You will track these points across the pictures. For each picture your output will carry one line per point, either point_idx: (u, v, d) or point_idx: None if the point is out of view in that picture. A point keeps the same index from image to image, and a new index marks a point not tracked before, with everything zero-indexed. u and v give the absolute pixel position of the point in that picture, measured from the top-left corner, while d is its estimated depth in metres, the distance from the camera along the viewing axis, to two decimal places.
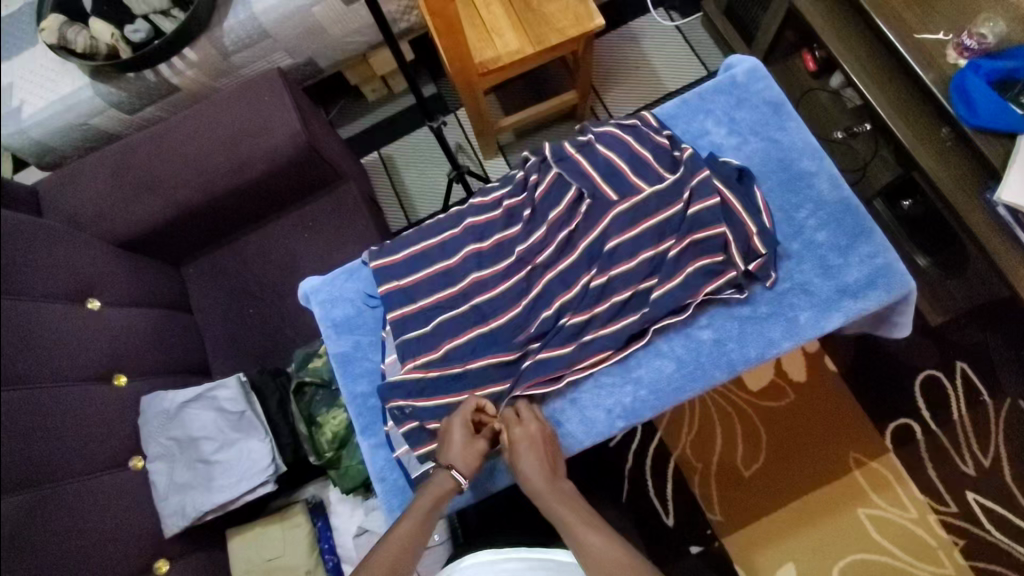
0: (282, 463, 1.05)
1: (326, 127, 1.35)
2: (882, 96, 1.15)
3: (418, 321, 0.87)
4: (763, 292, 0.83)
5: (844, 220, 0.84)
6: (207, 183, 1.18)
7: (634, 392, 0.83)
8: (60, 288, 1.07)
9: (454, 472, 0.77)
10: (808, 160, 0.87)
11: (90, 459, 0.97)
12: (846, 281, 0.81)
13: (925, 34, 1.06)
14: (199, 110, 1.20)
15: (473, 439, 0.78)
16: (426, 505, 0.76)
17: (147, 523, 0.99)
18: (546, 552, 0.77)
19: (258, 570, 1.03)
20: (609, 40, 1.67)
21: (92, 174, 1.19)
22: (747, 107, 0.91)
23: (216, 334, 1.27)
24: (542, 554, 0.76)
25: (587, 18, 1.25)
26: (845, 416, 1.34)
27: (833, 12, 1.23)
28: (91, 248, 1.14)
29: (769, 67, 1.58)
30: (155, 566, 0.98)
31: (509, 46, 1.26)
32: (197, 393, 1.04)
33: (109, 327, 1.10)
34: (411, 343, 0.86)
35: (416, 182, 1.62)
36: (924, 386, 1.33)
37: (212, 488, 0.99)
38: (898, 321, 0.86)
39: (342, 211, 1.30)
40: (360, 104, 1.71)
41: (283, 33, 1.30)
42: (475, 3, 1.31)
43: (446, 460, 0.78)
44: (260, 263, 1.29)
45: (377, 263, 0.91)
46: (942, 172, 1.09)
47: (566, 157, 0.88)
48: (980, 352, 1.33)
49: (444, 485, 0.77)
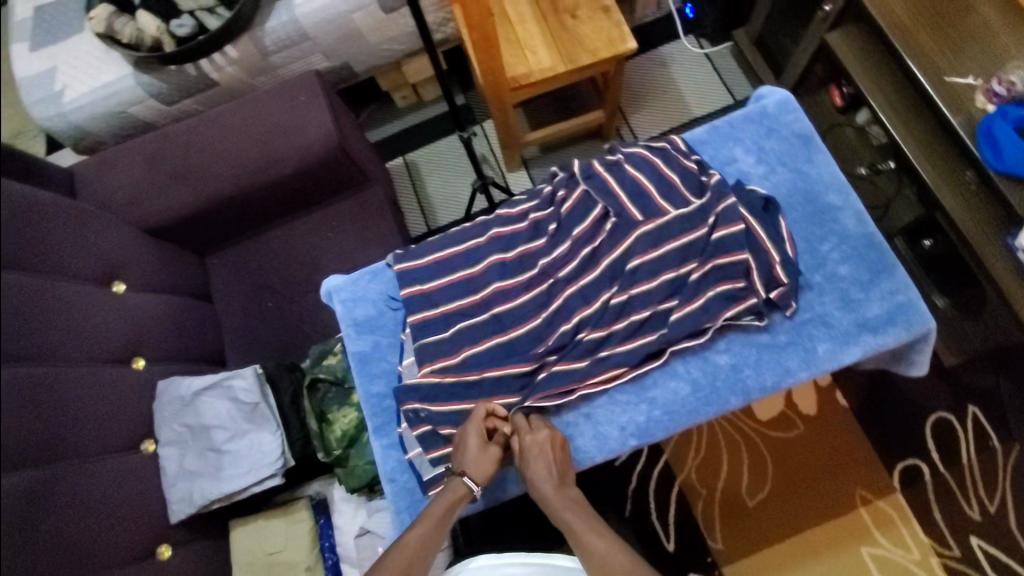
0: (291, 457, 1.06)
1: (357, 130, 1.37)
2: (909, 136, 1.16)
3: (438, 326, 0.88)
4: (782, 321, 0.83)
5: (867, 255, 0.84)
6: (238, 176, 1.21)
7: (648, 412, 0.83)
8: (87, 269, 1.09)
9: (467, 477, 0.77)
10: (834, 194, 0.88)
11: (104, 439, 0.98)
12: (866, 315, 0.81)
13: (955, 76, 1.07)
14: (235, 105, 1.23)
15: (486, 445, 0.79)
16: (441, 510, 0.76)
17: (153, 507, 1.00)
18: (546, 557, 0.78)
19: (259, 563, 1.04)
20: (638, 62, 1.69)
21: (127, 161, 1.22)
22: (776, 137, 0.92)
23: (235, 325, 1.29)
24: (542, 559, 0.77)
25: (620, 41, 1.27)
26: (853, 452, 1.33)
27: (864, 51, 1.24)
28: (121, 232, 1.17)
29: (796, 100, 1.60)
30: (158, 550, 0.99)
31: (541, 63, 1.28)
32: (212, 381, 1.06)
33: (132, 310, 1.12)
34: (429, 347, 0.87)
35: (439, 189, 1.65)
36: (935, 427, 1.32)
37: (221, 477, 1.00)
38: (916, 359, 0.86)
39: (366, 213, 1.32)
40: (390, 109, 1.74)
41: (321, 36, 1.33)
42: (510, 19, 1.34)
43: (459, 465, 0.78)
44: (283, 258, 1.31)
45: (401, 266, 0.93)
46: (964, 214, 1.09)
47: (594, 174, 0.90)
48: (994, 397, 1.31)
49: (459, 492, 0.77)
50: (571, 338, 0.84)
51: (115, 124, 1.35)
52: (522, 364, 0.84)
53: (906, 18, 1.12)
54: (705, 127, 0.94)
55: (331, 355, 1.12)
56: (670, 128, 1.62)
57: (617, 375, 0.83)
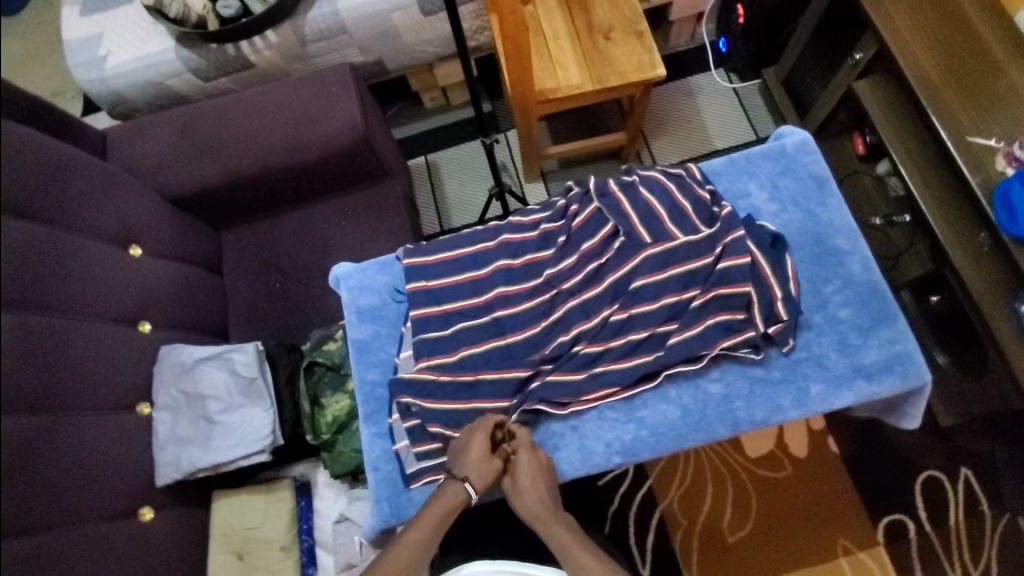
0: (280, 436, 1.07)
1: (383, 125, 1.40)
2: (925, 190, 1.17)
3: (438, 323, 0.90)
4: (778, 357, 0.84)
5: (870, 302, 0.84)
6: (262, 156, 1.23)
7: (635, 431, 0.84)
8: (107, 230, 1.12)
9: (468, 484, 0.77)
10: (842, 238, 0.89)
11: (101, 396, 1.00)
12: (862, 361, 0.82)
13: (978, 137, 1.08)
14: (269, 88, 1.26)
15: (491, 456, 0.79)
16: (436, 515, 0.76)
17: (140, 469, 1.02)
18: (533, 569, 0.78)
19: (237, 537, 1.05)
20: (666, 90, 1.72)
21: (158, 129, 1.25)
22: (792, 176, 0.93)
23: (241, 301, 1.32)
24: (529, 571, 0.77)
25: (650, 66, 1.29)
26: (838, 499, 1.32)
27: (890, 102, 1.25)
28: (144, 198, 1.20)
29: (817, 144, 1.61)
30: (139, 512, 1.00)
31: (570, 80, 1.31)
32: (214, 352, 1.08)
33: (145, 274, 1.15)
34: (427, 343, 0.89)
35: (456, 191, 1.67)
36: (924, 484, 1.31)
37: (209, 447, 1.02)
38: (908, 412, 0.85)
39: (382, 206, 1.35)
40: (417, 109, 1.77)
41: (360, 31, 1.37)
42: (545, 34, 1.37)
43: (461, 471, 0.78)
44: (296, 241, 1.33)
45: (409, 261, 0.94)
46: (973, 274, 1.09)
47: (608, 194, 0.91)
48: (987, 461, 1.31)
49: (456, 497, 0.77)
50: (568, 350, 0.85)
51: (151, 94, 1.39)
52: (517, 370, 0.85)
53: (935, 73, 1.13)
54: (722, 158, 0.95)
55: (331, 341, 1.14)
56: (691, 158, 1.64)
57: (609, 392, 0.84)
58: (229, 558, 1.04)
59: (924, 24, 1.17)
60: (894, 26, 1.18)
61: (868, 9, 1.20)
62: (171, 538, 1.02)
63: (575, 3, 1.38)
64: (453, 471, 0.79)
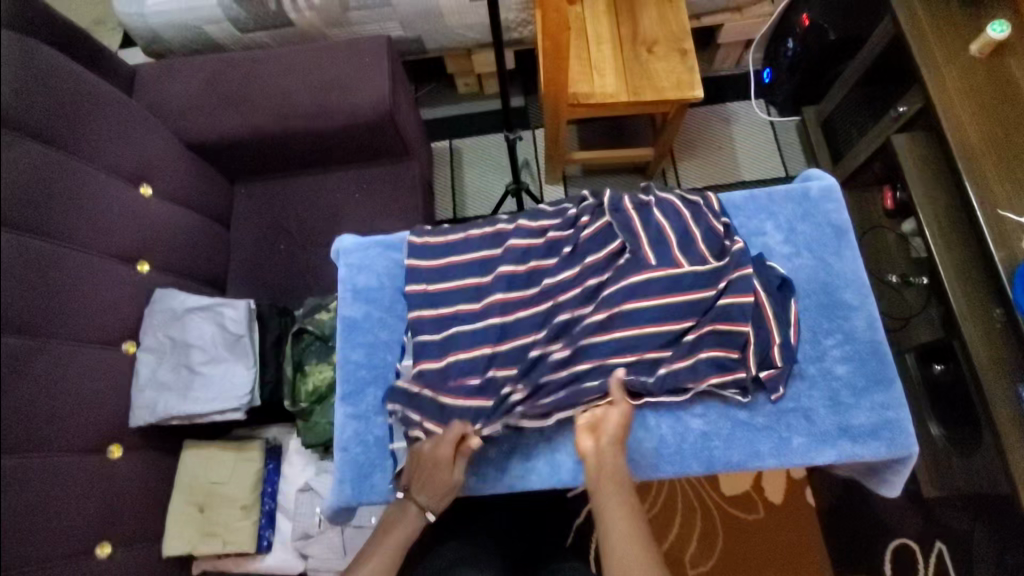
0: (258, 398, 1.07)
1: (412, 103, 1.39)
2: (947, 257, 1.14)
3: (433, 326, 0.88)
4: (765, 403, 0.82)
5: (868, 362, 0.82)
6: (286, 116, 1.23)
7: None
8: (121, 165, 1.12)
9: (428, 513, 0.79)
10: (852, 293, 0.86)
11: (89, 328, 1.01)
12: (850, 421, 0.80)
13: (1009, 212, 1.05)
14: (304, 49, 1.25)
15: (450, 483, 0.78)
16: (399, 540, 0.78)
17: (116, 406, 1.02)
18: None
19: (200, 488, 1.06)
20: (701, 112, 1.69)
21: (189, 74, 1.25)
22: (811, 222, 0.91)
23: (244, 256, 1.32)
24: None
25: (688, 86, 1.27)
26: (806, 552, 1.30)
27: (928, 161, 1.22)
28: (164, 140, 1.20)
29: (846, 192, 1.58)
30: (109, 448, 1.00)
31: (606, 88, 1.28)
32: (206, 304, 1.08)
33: (153, 215, 1.15)
34: (421, 345, 0.87)
35: (475, 181, 1.66)
36: (895, 552, 1.29)
37: (187, 396, 1.02)
38: (888, 480, 0.83)
39: (398, 185, 1.34)
40: (450, 93, 1.76)
41: (403, 6, 1.35)
42: (588, 38, 1.34)
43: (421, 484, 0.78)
44: (307, 206, 1.33)
45: (411, 260, 0.93)
46: (981, 350, 1.06)
47: (622, 210, 0.90)
48: (964, 539, 1.28)
49: (417, 522, 0.79)
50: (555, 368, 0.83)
51: (188, 37, 1.39)
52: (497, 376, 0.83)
53: (976, 140, 1.10)
54: (742, 193, 0.93)
55: (323, 311, 1.12)
56: (715, 186, 1.61)
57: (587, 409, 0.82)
58: (190, 509, 1.05)
59: (975, 87, 1.14)
60: (943, 85, 1.14)
61: (919, 63, 1.17)
62: (136, 480, 1.02)
63: (623, 11, 1.36)
64: (411, 496, 0.79)
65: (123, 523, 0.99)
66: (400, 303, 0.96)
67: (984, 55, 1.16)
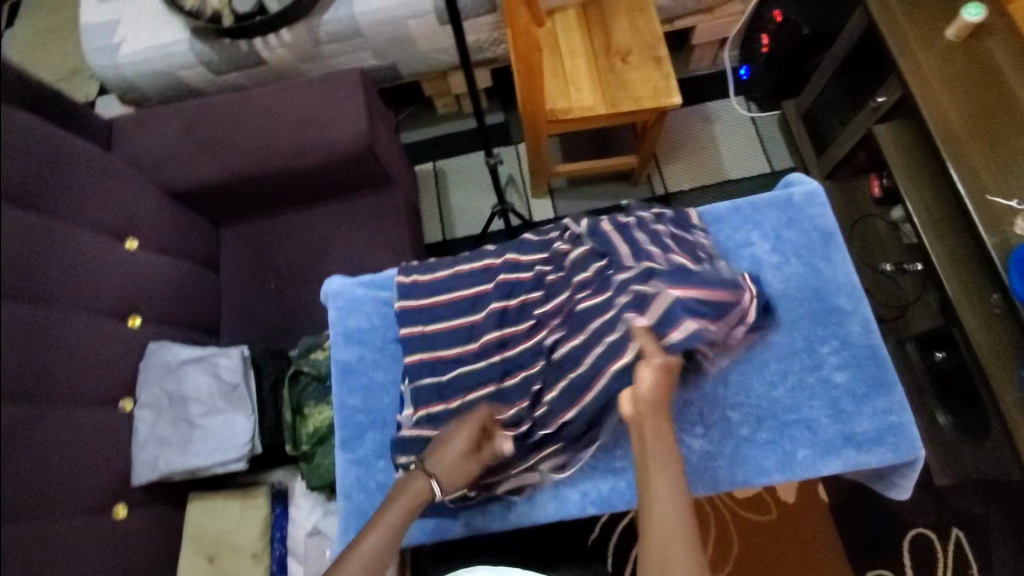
0: (259, 445, 1.07)
1: (392, 131, 1.39)
2: (939, 244, 1.13)
3: (436, 369, 0.88)
4: (765, 418, 0.81)
5: (867, 367, 0.82)
6: (265, 157, 1.22)
7: (612, 482, 0.84)
8: (104, 221, 1.11)
9: (434, 480, 0.75)
10: (845, 297, 0.85)
11: (85, 390, 1.00)
12: (853, 430, 0.79)
13: (998, 196, 1.04)
14: (279, 88, 1.25)
15: (467, 457, 0.76)
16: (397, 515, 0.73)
17: (118, 466, 1.02)
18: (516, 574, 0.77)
19: (208, 541, 1.05)
20: (682, 114, 1.68)
21: (165, 122, 1.25)
22: (797, 228, 0.90)
23: (235, 299, 1.32)
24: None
25: (665, 94, 1.27)
26: (823, 550, 1.29)
27: (911, 150, 1.21)
28: (145, 191, 1.19)
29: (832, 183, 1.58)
30: (113, 508, 0.99)
31: (584, 102, 1.28)
32: (199, 355, 1.08)
33: (141, 268, 1.14)
34: (425, 390, 0.86)
35: (461, 201, 1.65)
36: (913, 543, 1.28)
37: (187, 450, 1.01)
38: (898, 484, 0.82)
39: (384, 214, 1.33)
40: (429, 115, 1.75)
41: (375, 35, 1.35)
42: (562, 53, 1.34)
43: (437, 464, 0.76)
44: (294, 243, 1.33)
45: (403, 304, 0.92)
46: (980, 337, 1.06)
47: (601, 232, 0.90)
48: (980, 524, 1.27)
49: (420, 487, 0.75)
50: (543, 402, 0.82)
51: (162, 84, 1.39)
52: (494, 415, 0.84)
53: (959, 126, 1.09)
54: (726, 204, 0.92)
55: (317, 350, 1.12)
56: (701, 188, 1.61)
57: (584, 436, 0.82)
58: (200, 560, 1.04)
59: (953, 73, 1.13)
60: (921, 72, 1.14)
61: (895, 51, 1.16)
62: (142, 538, 1.01)
63: (595, 22, 1.36)
64: (423, 462, 0.76)
65: None
66: (393, 342, 0.96)
67: (960, 38, 1.15)
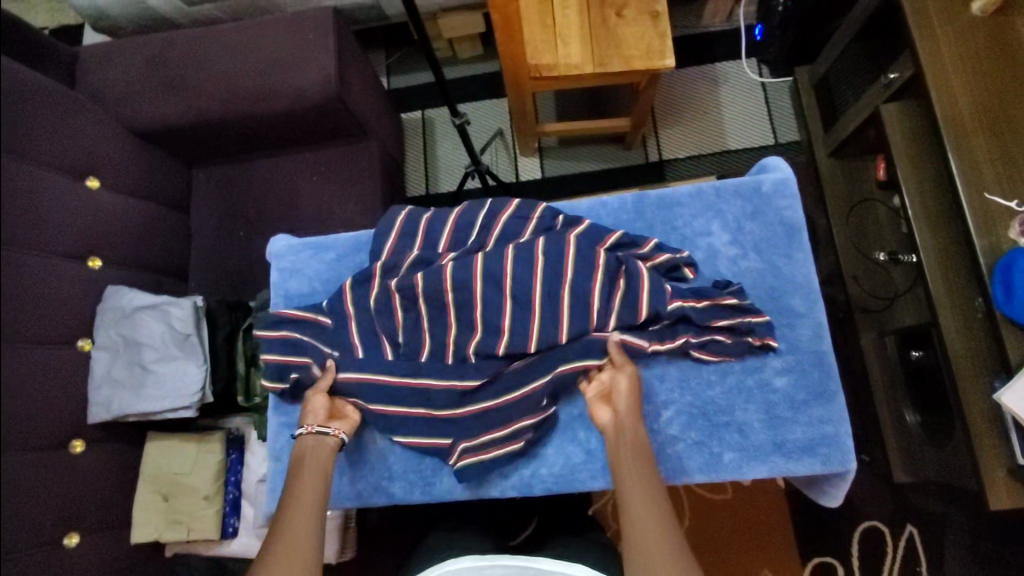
0: (210, 394, 1.09)
1: (368, 77, 1.31)
2: (929, 240, 1.06)
3: (384, 312, 0.87)
4: (696, 420, 0.84)
5: (811, 375, 0.84)
6: (231, 100, 1.17)
7: (536, 468, 0.85)
8: (63, 159, 1.08)
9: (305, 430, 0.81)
10: (799, 299, 0.86)
11: (43, 329, 1.00)
12: (784, 437, 0.82)
13: (996, 196, 0.96)
14: (247, 26, 1.18)
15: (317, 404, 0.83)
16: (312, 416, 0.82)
17: (76, 403, 1.04)
18: (528, 559, 0.69)
19: (163, 480, 1.10)
20: (687, 72, 1.57)
21: (131, 57, 1.20)
22: (760, 220, 0.89)
23: (204, 244, 1.31)
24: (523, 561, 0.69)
25: (659, 55, 1.18)
26: (774, 536, 1.30)
27: (917, 134, 1.12)
28: (107, 129, 1.16)
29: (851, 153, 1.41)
30: (71, 443, 1.02)
31: (570, 58, 1.19)
32: (153, 302, 1.07)
33: (101, 209, 1.13)
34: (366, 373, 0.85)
35: (445, 154, 1.59)
36: (863, 535, 1.28)
37: (140, 394, 1.03)
38: (828, 491, 0.86)
39: (356, 166, 1.29)
40: (419, 58, 1.65)
41: None
42: (552, 1, 1.24)
43: (327, 445, 0.81)
44: (264, 191, 1.30)
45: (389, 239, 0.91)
46: (957, 342, 1.01)
47: (489, 229, 0.89)
48: (935, 524, 1.27)
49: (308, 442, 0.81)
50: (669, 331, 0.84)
51: (134, 13, 1.32)
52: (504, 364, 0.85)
53: (967, 112, 1.00)
54: (690, 188, 0.91)
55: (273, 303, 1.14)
56: (698, 157, 1.52)
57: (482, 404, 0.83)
58: (155, 499, 1.10)
59: (972, 51, 1.02)
60: (936, 48, 1.03)
61: (911, 22, 1.05)
62: (98, 474, 1.05)
63: None
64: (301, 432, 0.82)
65: (86, 515, 1.02)
66: None
67: (987, 12, 1.04)
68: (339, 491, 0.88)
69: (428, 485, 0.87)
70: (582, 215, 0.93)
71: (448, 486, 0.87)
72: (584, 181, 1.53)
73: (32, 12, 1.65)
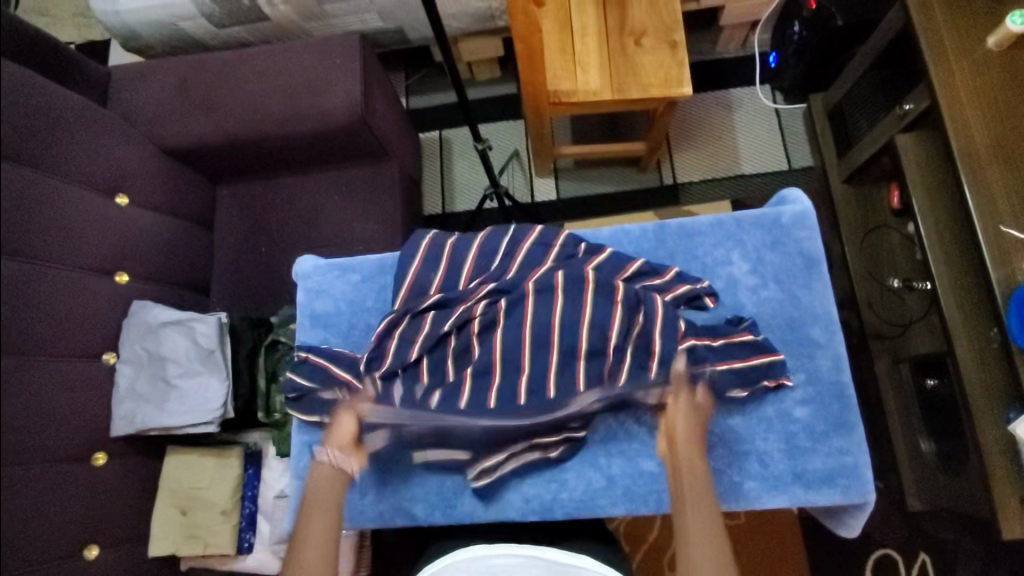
0: (232, 409, 1.10)
1: (391, 99, 1.34)
2: (945, 270, 1.07)
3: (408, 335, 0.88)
4: (720, 449, 0.84)
5: (831, 405, 0.84)
6: (258, 121, 1.20)
7: (556, 491, 0.86)
8: (94, 177, 1.11)
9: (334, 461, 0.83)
10: (819, 329, 0.87)
11: (71, 343, 1.02)
12: (805, 467, 0.83)
13: (1012, 229, 0.97)
14: (276, 49, 1.21)
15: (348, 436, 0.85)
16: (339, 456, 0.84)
17: (100, 416, 1.05)
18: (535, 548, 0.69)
19: (181, 494, 1.11)
20: (702, 98, 1.59)
21: (162, 77, 1.23)
22: (780, 251, 0.90)
23: (226, 260, 1.34)
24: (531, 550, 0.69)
25: (676, 82, 1.20)
26: (786, 562, 1.29)
27: (931, 165, 1.13)
28: (137, 147, 1.19)
29: (865, 180, 1.42)
30: (93, 455, 1.04)
31: (589, 84, 1.21)
32: (179, 318, 1.09)
33: (129, 225, 1.15)
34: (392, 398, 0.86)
35: (462, 174, 1.62)
36: (877, 562, 1.28)
37: (163, 408, 1.05)
38: (848, 522, 0.86)
39: (377, 186, 1.31)
40: (439, 80, 1.69)
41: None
42: (572, 29, 1.27)
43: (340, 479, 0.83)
44: (287, 209, 1.32)
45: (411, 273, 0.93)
46: (973, 371, 1.01)
47: (512, 254, 0.91)
48: (950, 553, 1.26)
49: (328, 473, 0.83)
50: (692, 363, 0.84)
51: (164, 34, 1.36)
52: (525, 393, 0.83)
53: (983, 145, 1.01)
54: (710, 218, 0.92)
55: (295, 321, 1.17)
56: (714, 181, 1.54)
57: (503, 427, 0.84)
58: (173, 512, 1.11)
59: (988, 85, 1.04)
60: (952, 82, 1.04)
61: (927, 55, 1.07)
62: (119, 486, 1.06)
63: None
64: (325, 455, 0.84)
65: (106, 527, 1.03)
66: (356, 330, 0.97)
67: (1002, 47, 1.05)
68: (360, 510, 0.90)
69: (446, 505, 0.88)
70: (604, 242, 0.95)
71: (467, 507, 0.87)
72: (599, 203, 1.55)
73: (59, 28, 1.70)
